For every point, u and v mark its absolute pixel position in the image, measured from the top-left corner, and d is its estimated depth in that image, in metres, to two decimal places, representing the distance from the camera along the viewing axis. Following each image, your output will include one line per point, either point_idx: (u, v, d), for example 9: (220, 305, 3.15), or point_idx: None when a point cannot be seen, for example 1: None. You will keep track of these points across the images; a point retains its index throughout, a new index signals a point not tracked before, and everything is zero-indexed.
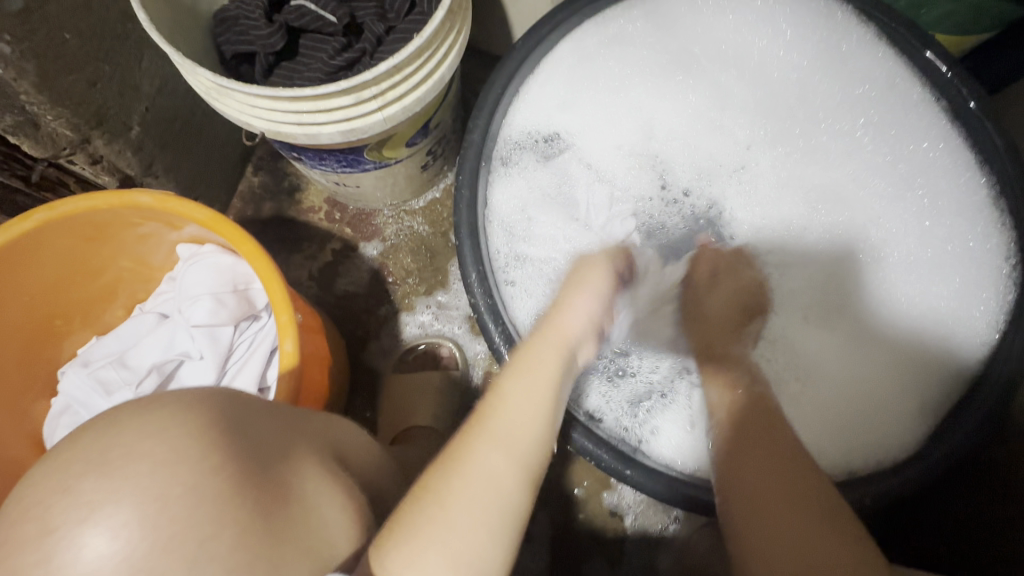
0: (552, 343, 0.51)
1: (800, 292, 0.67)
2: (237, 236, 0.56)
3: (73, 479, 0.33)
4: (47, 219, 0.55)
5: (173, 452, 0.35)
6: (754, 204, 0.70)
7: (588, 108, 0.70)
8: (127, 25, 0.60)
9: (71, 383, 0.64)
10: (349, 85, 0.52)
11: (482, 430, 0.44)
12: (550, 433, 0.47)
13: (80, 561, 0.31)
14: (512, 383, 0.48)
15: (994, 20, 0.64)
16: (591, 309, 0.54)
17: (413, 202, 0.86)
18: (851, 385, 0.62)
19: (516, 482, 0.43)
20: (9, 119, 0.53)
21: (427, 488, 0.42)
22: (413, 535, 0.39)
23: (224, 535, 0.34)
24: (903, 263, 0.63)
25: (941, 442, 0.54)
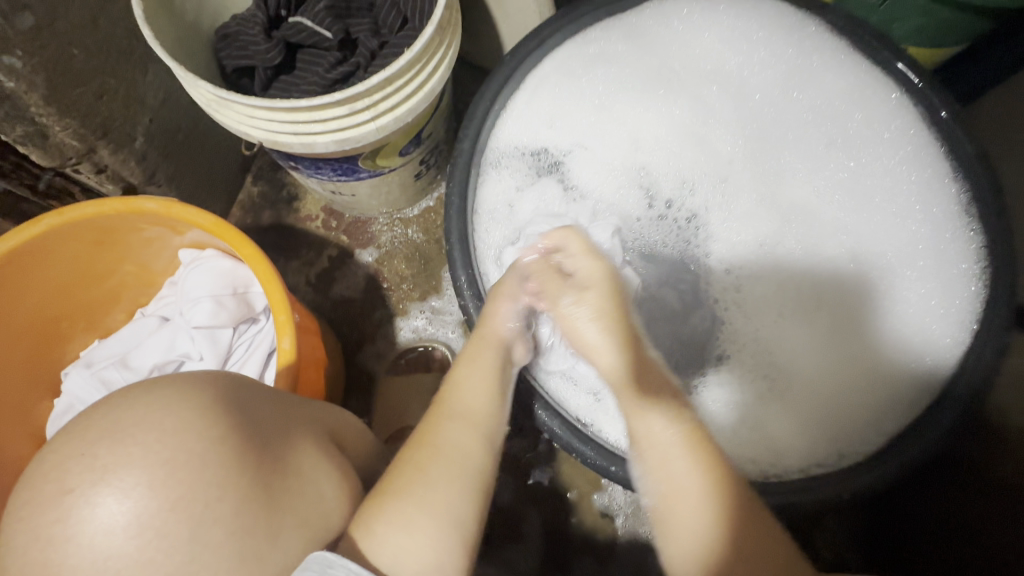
0: (485, 340, 0.57)
1: (772, 294, 0.68)
2: (238, 240, 0.59)
3: (86, 448, 0.35)
4: (56, 224, 0.57)
5: (184, 421, 0.37)
6: (732, 217, 0.70)
7: (574, 120, 0.72)
8: (133, 41, 0.64)
9: (74, 383, 0.66)
10: (343, 96, 0.55)
11: (443, 410, 0.53)
12: (502, 409, 0.55)
13: (95, 520, 0.34)
14: (463, 376, 0.55)
15: (960, 34, 0.67)
16: (513, 312, 0.59)
17: (407, 209, 0.89)
18: (823, 387, 0.63)
19: (477, 444, 0.51)
20: (20, 130, 0.55)
21: (405, 461, 0.49)
22: (392, 498, 0.46)
23: (229, 498, 0.37)
24: (876, 266, 0.65)
25: (909, 445, 0.57)
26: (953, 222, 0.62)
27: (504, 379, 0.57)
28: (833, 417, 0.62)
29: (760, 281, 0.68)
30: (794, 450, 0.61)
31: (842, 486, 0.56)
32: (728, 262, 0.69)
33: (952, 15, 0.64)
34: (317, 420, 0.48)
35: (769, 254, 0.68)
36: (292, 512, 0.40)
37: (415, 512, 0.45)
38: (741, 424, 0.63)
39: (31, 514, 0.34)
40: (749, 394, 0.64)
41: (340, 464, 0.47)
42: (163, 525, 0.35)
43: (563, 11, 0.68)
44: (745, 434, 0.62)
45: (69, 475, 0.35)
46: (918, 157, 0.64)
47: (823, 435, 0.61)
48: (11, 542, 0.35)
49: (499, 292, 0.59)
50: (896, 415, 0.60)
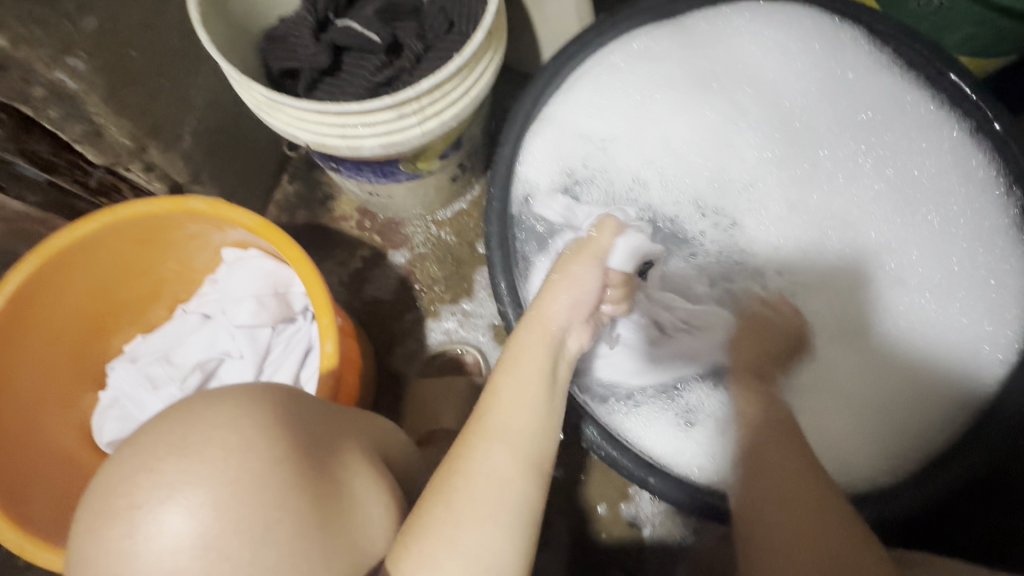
0: (538, 340, 0.51)
1: (823, 301, 0.65)
2: (282, 241, 0.59)
3: (153, 463, 0.35)
4: (109, 221, 0.59)
5: (244, 441, 0.37)
6: (767, 221, 0.69)
7: (619, 116, 0.71)
8: (184, 42, 0.65)
9: (119, 378, 0.67)
10: (393, 100, 0.55)
11: (480, 430, 0.47)
12: (552, 421, 0.49)
13: (161, 537, 0.34)
14: (504, 384, 0.49)
15: (1015, 44, 0.65)
16: (573, 300, 0.53)
17: (440, 212, 0.89)
18: (864, 395, 0.61)
19: (517, 472, 0.45)
20: (77, 129, 0.57)
21: (434, 491, 0.45)
22: (419, 537, 0.43)
23: (287, 520, 0.37)
24: (920, 282, 0.63)
25: (934, 476, 0.55)
26: (1001, 237, 0.61)
27: (552, 387, 0.50)
28: (876, 430, 0.60)
29: (804, 292, 0.66)
30: (831, 465, 0.59)
31: (880, 508, 0.55)
32: (778, 265, 0.68)
33: (1009, 25, 0.62)
34: (360, 432, 0.49)
35: (808, 262, 0.67)
36: (342, 534, 0.41)
37: (445, 557, 0.41)
38: (781, 432, 0.60)
39: (98, 514, 0.35)
40: (793, 403, 0.62)
41: (384, 475, 0.48)
42: (224, 546, 0.35)
43: (606, 17, 0.67)
44: (786, 442, 0.60)
45: (137, 490, 0.34)
46: (960, 163, 0.63)
47: (870, 449, 0.59)
48: (81, 538, 0.35)
49: (554, 280, 0.53)
50: (937, 433, 0.58)
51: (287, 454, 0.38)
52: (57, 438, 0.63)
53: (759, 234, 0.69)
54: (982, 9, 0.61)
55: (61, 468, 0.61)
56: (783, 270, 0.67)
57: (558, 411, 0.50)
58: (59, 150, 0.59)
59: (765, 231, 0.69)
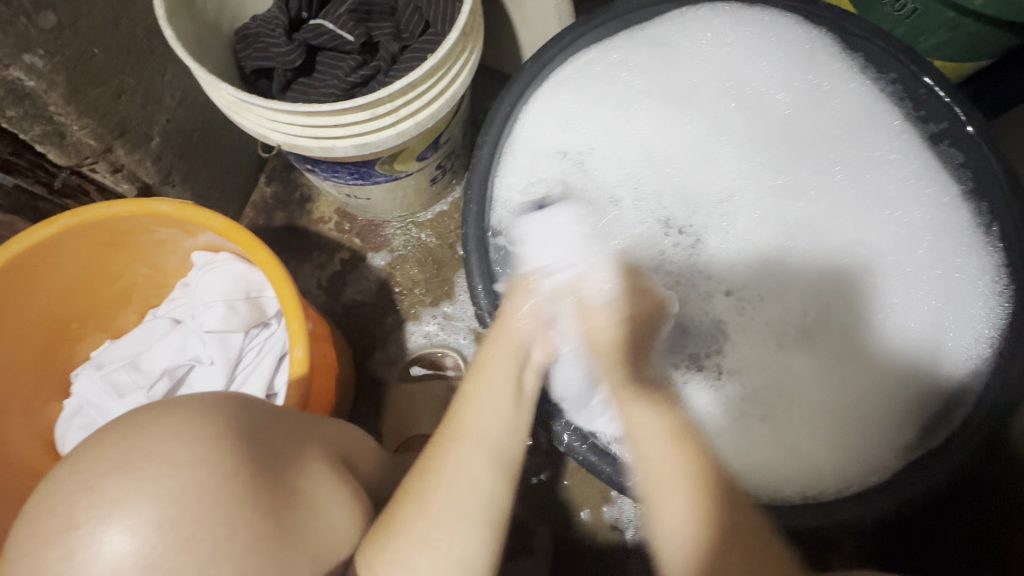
0: (504, 350, 0.53)
1: (775, 316, 0.64)
2: (251, 245, 0.58)
3: (94, 481, 0.34)
4: (70, 224, 0.57)
5: (192, 456, 0.36)
6: (731, 238, 0.67)
7: (590, 124, 0.69)
8: (153, 40, 0.63)
9: (84, 385, 0.65)
10: (365, 101, 0.54)
11: (453, 435, 0.49)
12: (522, 422, 0.52)
13: (101, 558, 0.33)
14: (476, 393, 0.51)
15: (989, 48, 0.65)
16: (535, 310, 0.55)
17: (421, 214, 0.88)
18: (833, 405, 0.60)
19: (485, 472, 0.48)
20: (37, 129, 0.55)
21: (404, 492, 0.47)
22: (393, 534, 0.44)
23: (239, 537, 0.36)
24: (899, 290, 0.62)
25: (919, 476, 0.55)
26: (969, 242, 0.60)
27: (520, 390, 0.52)
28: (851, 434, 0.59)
29: (757, 307, 0.65)
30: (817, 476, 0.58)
31: (864, 510, 0.54)
32: (727, 283, 0.66)
33: (981, 29, 0.62)
34: (327, 439, 0.48)
35: (766, 277, 0.65)
36: (303, 544, 0.40)
37: (416, 553, 0.43)
38: (753, 436, 0.60)
39: (46, 530, 0.33)
40: (763, 408, 0.61)
41: (350, 482, 0.47)
42: (171, 565, 0.34)
43: (584, 18, 0.67)
44: (757, 446, 0.59)
45: (89, 497, 0.33)
46: (926, 171, 0.63)
47: (853, 453, 0.58)
48: (28, 554, 0.34)
49: (524, 285, 0.56)
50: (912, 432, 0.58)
51: (241, 467, 0.37)
52: (19, 447, 0.61)
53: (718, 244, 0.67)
54: (953, 14, 0.62)
55: (24, 479, 0.59)
56: (740, 291, 0.65)
57: (526, 415, 0.52)
58: (19, 149, 0.56)
59: (714, 247, 0.67)
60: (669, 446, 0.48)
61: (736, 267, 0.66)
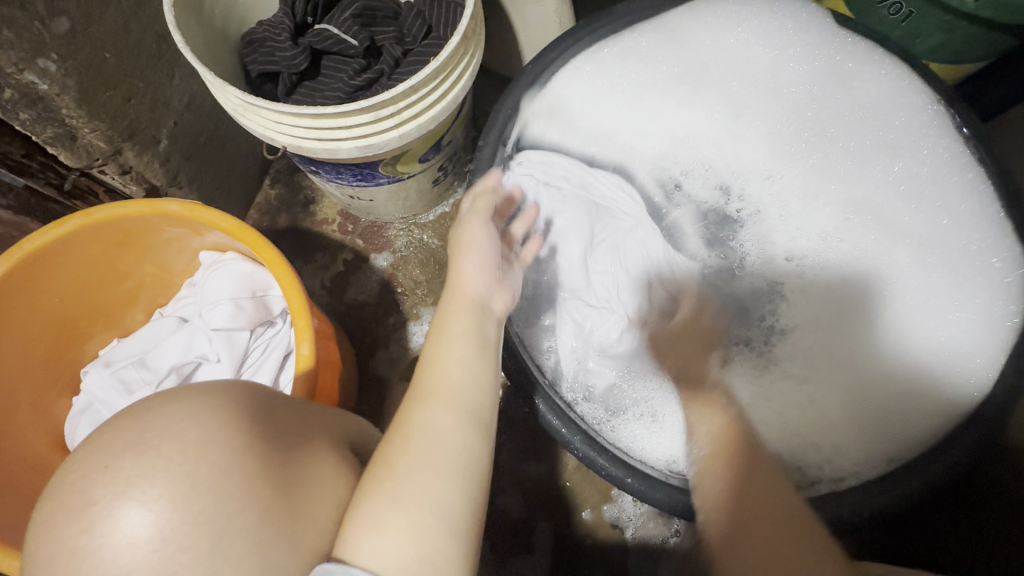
0: (458, 303, 0.55)
1: (810, 303, 0.70)
2: (260, 244, 0.59)
3: (110, 460, 0.35)
4: (82, 224, 0.58)
5: (203, 433, 0.37)
6: (786, 220, 0.73)
7: (607, 112, 0.74)
8: (160, 45, 0.64)
9: (93, 382, 0.66)
10: (369, 104, 0.55)
11: (416, 395, 0.50)
12: (486, 371, 0.52)
13: (119, 532, 0.33)
14: (436, 352, 0.52)
15: (985, 50, 0.66)
16: (480, 262, 0.57)
17: (423, 215, 0.89)
18: (858, 390, 0.64)
19: (451, 424, 0.48)
20: (49, 131, 0.56)
21: (378, 455, 0.47)
22: (367, 498, 0.44)
23: (250, 510, 0.37)
24: (917, 287, 0.64)
25: (920, 471, 0.55)
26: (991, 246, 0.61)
27: (484, 344, 0.53)
28: (868, 422, 0.61)
29: (795, 289, 0.71)
30: (830, 460, 0.61)
31: (866, 504, 0.55)
32: (788, 252, 0.72)
33: (978, 31, 0.63)
34: (332, 429, 0.49)
35: (806, 265, 0.71)
36: (306, 526, 0.40)
37: (388, 512, 0.43)
38: (785, 410, 0.65)
39: (57, 521, 0.34)
40: (795, 386, 0.66)
41: (353, 468, 0.48)
42: (185, 539, 0.34)
43: (585, 21, 0.68)
44: (788, 416, 0.64)
45: (95, 486, 0.34)
46: (942, 171, 0.63)
47: (865, 448, 0.60)
48: (40, 540, 0.35)
49: (464, 247, 0.58)
50: (928, 425, 0.58)
51: (249, 446, 0.38)
52: (28, 444, 0.62)
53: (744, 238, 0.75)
54: (950, 17, 0.63)
55: (32, 475, 0.60)
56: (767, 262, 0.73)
57: (490, 363, 0.53)
58: (31, 152, 0.58)
59: (754, 230, 0.75)
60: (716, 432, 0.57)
61: (778, 253, 0.73)
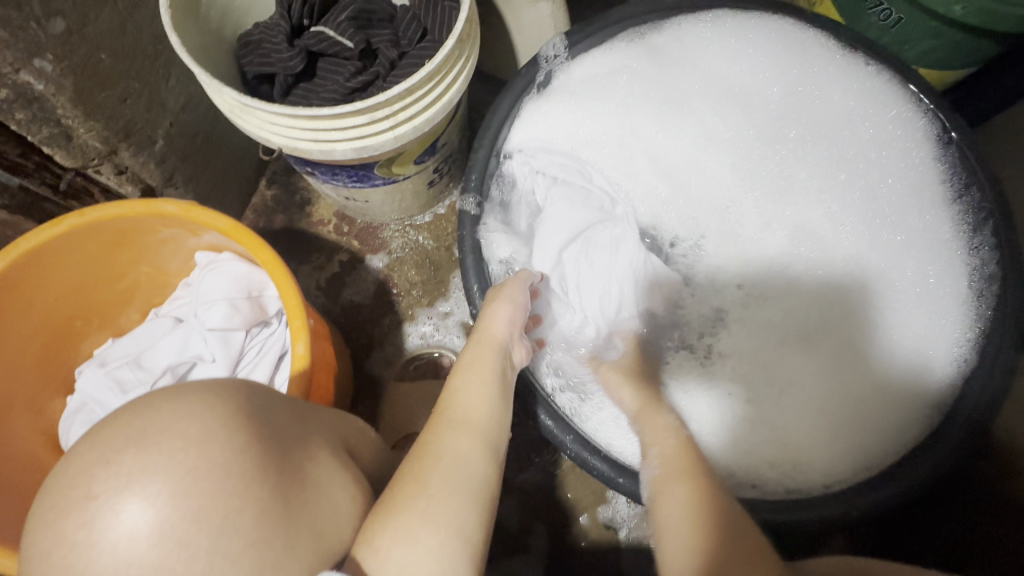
0: (485, 345, 0.57)
1: (772, 316, 0.67)
2: (255, 244, 0.59)
3: (111, 455, 0.35)
4: (78, 223, 0.58)
5: (206, 431, 0.37)
6: (741, 236, 0.70)
7: (595, 111, 0.71)
8: (157, 46, 0.65)
9: (87, 381, 0.67)
10: (364, 105, 0.55)
11: (443, 422, 0.52)
12: (506, 410, 0.55)
13: (118, 527, 0.34)
14: (461, 384, 0.55)
15: (972, 56, 0.67)
16: (512, 314, 0.59)
17: (418, 217, 0.90)
18: (825, 403, 0.62)
19: (477, 453, 0.50)
20: (44, 131, 0.56)
21: (404, 473, 0.48)
22: (390, 514, 0.45)
23: (248, 509, 0.37)
24: (885, 296, 0.63)
25: (904, 474, 0.57)
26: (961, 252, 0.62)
27: (504, 385, 0.56)
28: (836, 433, 0.61)
29: (759, 301, 0.68)
30: (801, 470, 0.60)
31: (853, 504, 0.56)
32: (737, 280, 0.69)
33: (966, 38, 0.64)
34: (329, 429, 0.49)
35: (751, 287, 0.68)
36: (306, 525, 0.41)
37: (417, 525, 0.44)
38: (749, 431, 0.62)
39: (53, 516, 0.35)
40: (755, 409, 0.63)
41: (351, 468, 0.48)
42: (183, 535, 0.35)
43: (579, 25, 0.69)
44: (753, 439, 0.62)
45: (94, 481, 0.35)
46: (908, 176, 0.65)
47: (832, 459, 0.60)
48: (37, 535, 0.35)
49: (498, 294, 0.60)
50: (898, 433, 0.59)
51: (249, 444, 0.38)
52: (22, 443, 0.62)
53: (700, 255, 0.71)
54: (937, 23, 0.64)
55: (27, 474, 0.60)
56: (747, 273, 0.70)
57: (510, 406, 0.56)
58: (26, 152, 0.58)
59: (710, 253, 0.70)
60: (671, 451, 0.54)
61: (729, 278, 0.69)
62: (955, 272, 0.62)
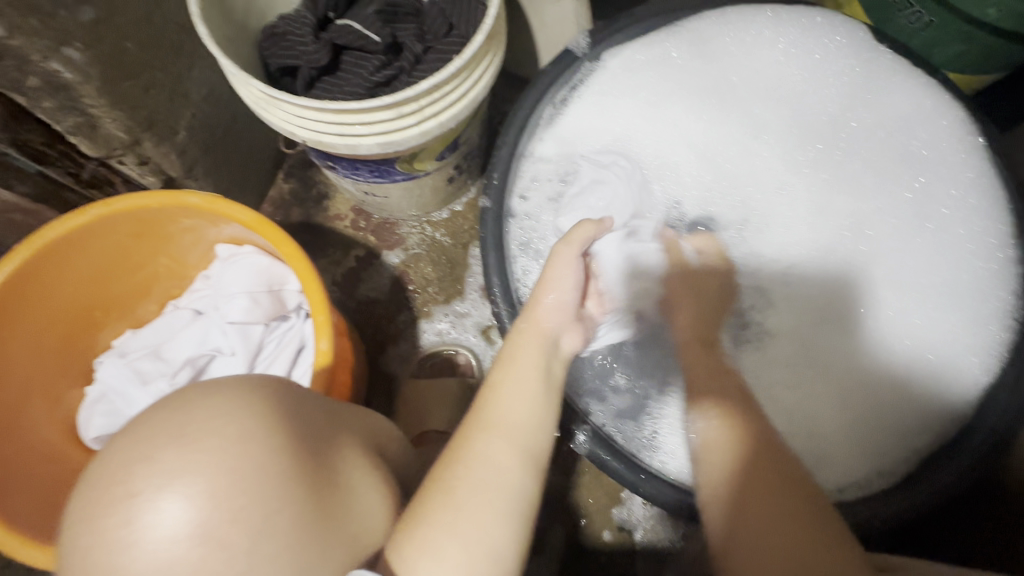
0: (531, 338, 0.56)
1: (803, 303, 0.65)
2: (278, 238, 0.59)
3: (153, 451, 0.35)
4: (102, 214, 0.58)
5: (246, 431, 0.37)
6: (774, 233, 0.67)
7: (629, 107, 0.70)
8: (183, 36, 0.64)
9: (107, 372, 0.67)
10: (393, 100, 0.55)
11: (482, 423, 0.50)
12: (548, 413, 0.53)
13: (157, 527, 0.33)
14: (503, 378, 0.53)
15: (1003, 62, 0.66)
16: (558, 300, 0.58)
17: (435, 213, 0.89)
18: (856, 395, 0.61)
19: (513, 459, 0.48)
20: (70, 120, 0.57)
21: (436, 481, 0.47)
22: (420, 521, 0.45)
23: (287, 511, 0.37)
24: (919, 292, 0.62)
25: (931, 481, 0.56)
26: (987, 258, 0.61)
27: (547, 383, 0.54)
28: (861, 430, 0.60)
29: (790, 285, 0.66)
30: (822, 469, 0.59)
31: (873, 512, 0.55)
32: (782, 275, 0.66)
33: (997, 43, 0.63)
34: (359, 429, 0.48)
35: (798, 271, 0.66)
36: (339, 526, 0.40)
37: (445, 540, 0.43)
38: (773, 423, 0.61)
39: (83, 508, 0.34)
40: (783, 399, 0.62)
41: (380, 468, 0.48)
42: (224, 536, 0.34)
43: (604, 23, 0.68)
44: (775, 430, 0.60)
45: (133, 478, 0.34)
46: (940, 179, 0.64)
47: (851, 454, 0.59)
48: (68, 526, 0.35)
49: (547, 280, 0.58)
50: (925, 433, 0.58)
51: (286, 445, 0.38)
52: (40, 432, 0.62)
53: (741, 242, 0.67)
54: (969, 27, 0.63)
55: (44, 464, 0.60)
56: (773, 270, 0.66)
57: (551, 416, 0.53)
58: (51, 141, 0.58)
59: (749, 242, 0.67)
60: (720, 403, 0.53)
61: (766, 267, 0.66)
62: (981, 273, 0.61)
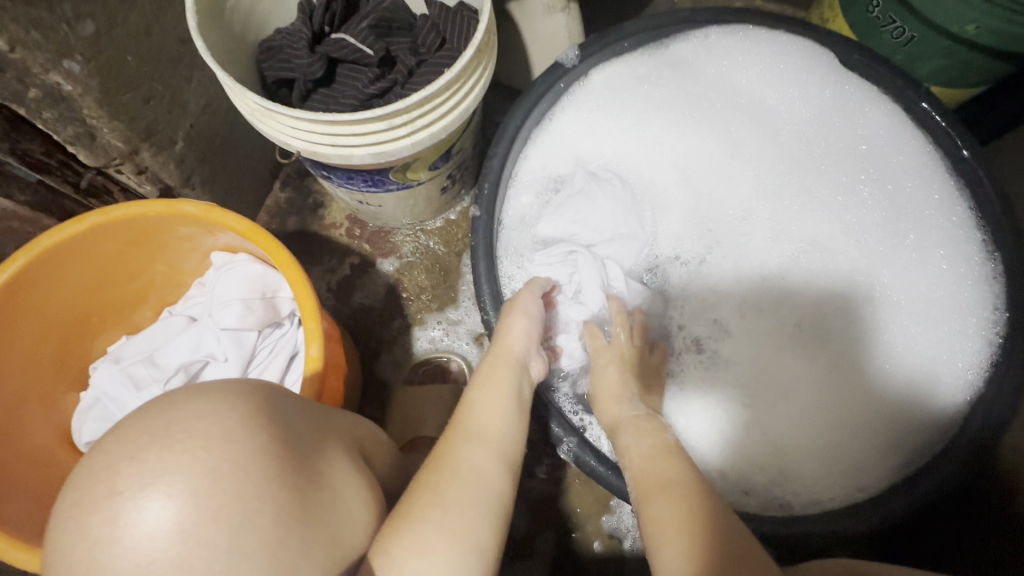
0: (503, 359, 0.58)
1: (775, 325, 0.66)
2: (272, 247, 0.60)
3: (136, 452, 0.36)
4: (99, 222, 0.59)
5: (227, 431, 0.38)
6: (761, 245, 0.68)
7: (611, 125, 0.73)
8: (181, 49, 0.66)
9: (101, 378, 0.67)
10: (384, 112, 0.56)
11: (462, 434, 0.52)
12: (522, 426, 0.55)
13: (140, 523, 0.34)
14: (479, 394, 0.55)
15: (982, 76, 0.68)
16: (528, 327, 0.59)
17: (430, 222, 0.90)
18: (826, 412, 0.63)
19: (493, 466, 0.51)
20: (70, 130, 0.58)
21: (421, 485, 0.48)
22: (405, 524, 0.46)
23: (267, 510, 0.37)
24: (895, 312, 0.63)
25: (910, 489, 0.56)
26: (969, 269, 0.62)
27: (520, 399, 0.56)
28: (833, 444, 0.62)
29: (773, 301, 0.67)
30: (793, 480, 0.61)
31: (855, 518, 0.56)
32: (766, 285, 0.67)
33: (976, 57, 0.65)
34: (346, 434, 0.49)
35: (766, 302, 0.67)
36: (323, 527, 0.41)
37: (433, 537, 0.44)
38: (743, 436, 0.63)
39: (72, 511, 0.35)
40: (754, 415, 0.64)
41: (365, 473, 0.48)
42: (203, 533, 0.35)
43: (593, 38, 0.70)
44: (745, 443, 0.63)
45: (119, 476, 0.35)
46: (926, 187, 0.65)
47: (820, 468, 0.61)
48: (57, 529, 0.35)
49: (514, 308, 0.60)
50: (895, 450, 0.60)
51: (271, 448, 0.39)
52: (34, 436, 0.62)
53: (728, 251, 0.69)
54: (949, 43, 0.65)
55: (39, 468, 0.61)
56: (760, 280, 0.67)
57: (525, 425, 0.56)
58: (50, 150, 0.60)
59: (734, 254, 0.69)
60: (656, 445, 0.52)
61: (747, 292, 0.68)
62: (965, 280, 0.62)
